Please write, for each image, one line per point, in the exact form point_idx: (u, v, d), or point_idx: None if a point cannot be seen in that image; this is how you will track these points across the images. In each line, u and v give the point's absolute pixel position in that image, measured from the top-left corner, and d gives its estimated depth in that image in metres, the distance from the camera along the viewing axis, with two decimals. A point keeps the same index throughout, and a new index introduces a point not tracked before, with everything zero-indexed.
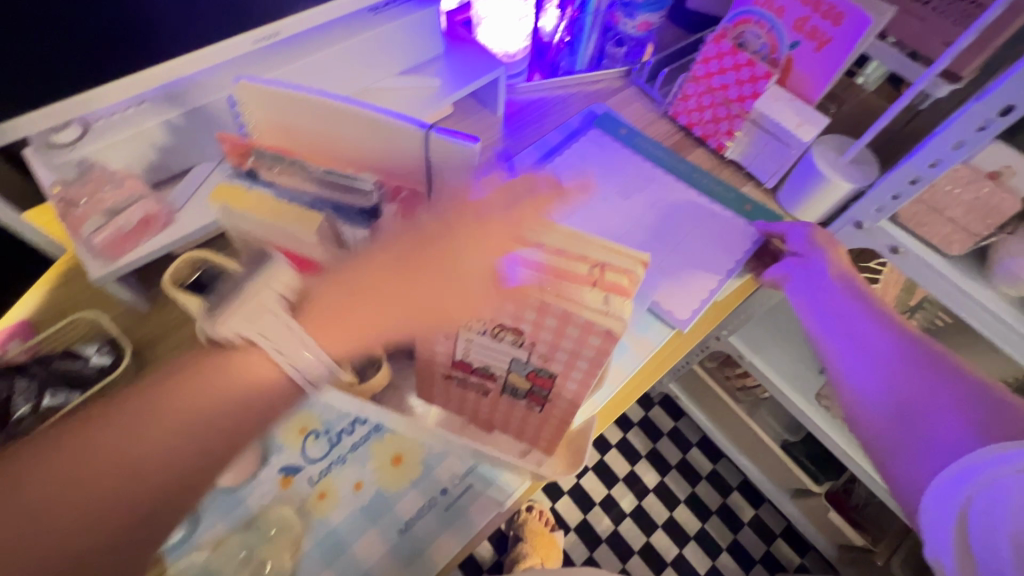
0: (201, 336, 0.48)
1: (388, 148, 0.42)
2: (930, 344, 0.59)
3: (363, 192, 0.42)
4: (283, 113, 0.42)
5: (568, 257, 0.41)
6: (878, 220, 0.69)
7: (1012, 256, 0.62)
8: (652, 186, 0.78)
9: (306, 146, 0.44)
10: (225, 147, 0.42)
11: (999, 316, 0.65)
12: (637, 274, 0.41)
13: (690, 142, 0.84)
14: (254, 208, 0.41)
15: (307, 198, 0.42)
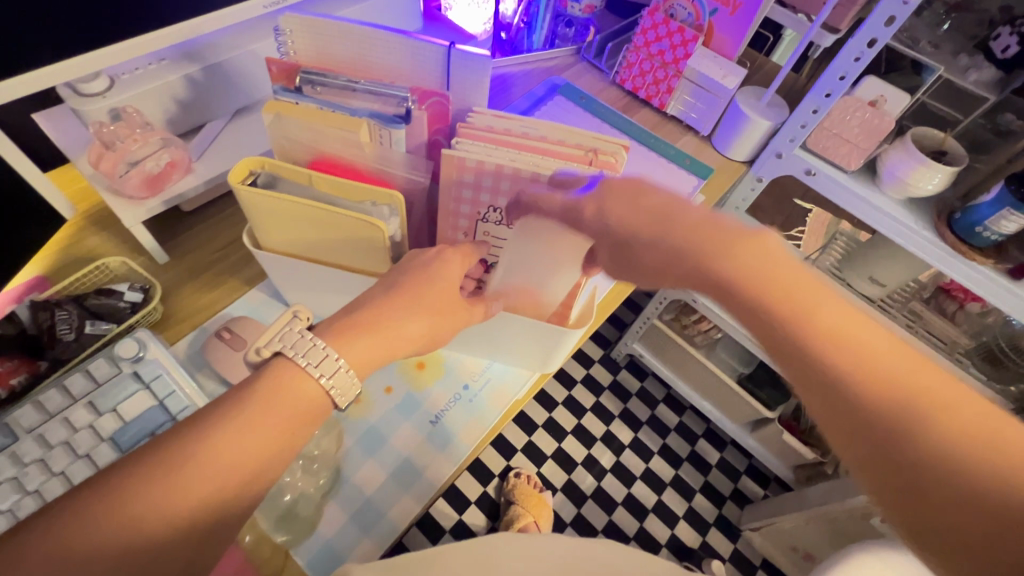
0: (245, 240, 0.54)
1: (414, 64, 0.51)
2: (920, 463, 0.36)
3: (395, 101, 0.50)
4: (322, 41, 0.50)
5: (572, 146, 0.51)
6: (792, 149, 0.85)
7: (895, 163, 0.79)
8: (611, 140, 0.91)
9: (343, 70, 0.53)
10: (272, 71, 0.50)
11: (890, 215, 0.83)
12: (621, 155, 0.51)
13: (636, 104, 0.99)
14: (302, 114, 0.48)
15: (347, 108, 0.50)
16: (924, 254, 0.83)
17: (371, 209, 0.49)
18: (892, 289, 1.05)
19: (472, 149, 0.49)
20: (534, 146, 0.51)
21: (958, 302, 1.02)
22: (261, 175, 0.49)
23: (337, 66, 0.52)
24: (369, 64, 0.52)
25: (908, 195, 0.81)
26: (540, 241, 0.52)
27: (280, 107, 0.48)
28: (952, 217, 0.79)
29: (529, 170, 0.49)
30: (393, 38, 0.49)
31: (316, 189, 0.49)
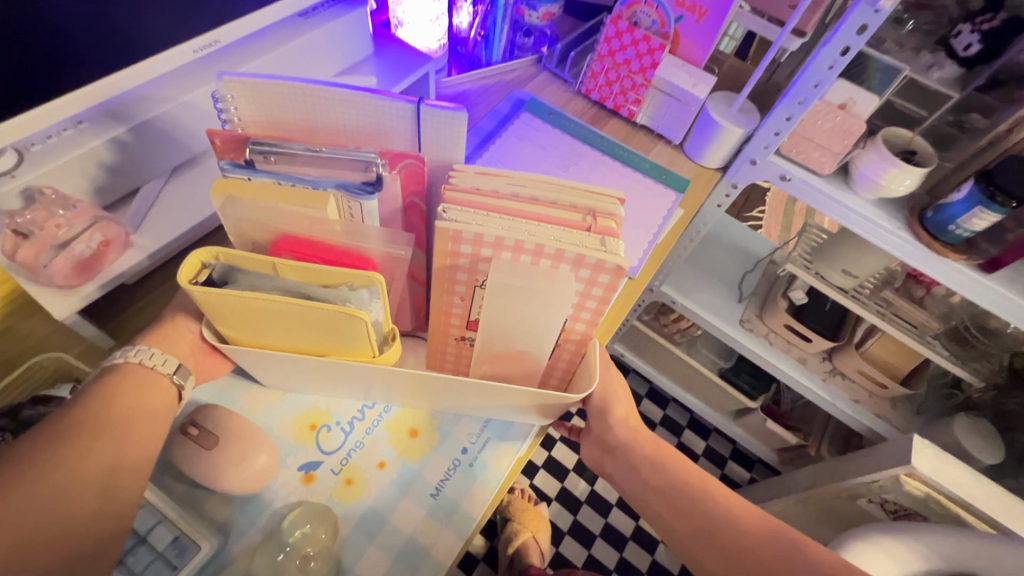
0: (208, 337, 0.48)
1: (381, 125, 0.48)
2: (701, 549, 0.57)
3: (363, 167, 0.45)
4: (269, 104, 0.46)
5: (570, 210, 0.48)
6: (767, 155, 0.84)
7: (869, 165, 0.79)
8: (585, 157, 0.87)
9: (298, 129, 0.48)
10: (214, 143, 0.44)
11: (866, 218, 0.83)
12: (620, 213, 0.48)
13: (604, 115, 0.95)
14: (263, 196, 0.43)
15: (308, 179, 0.44)
16: (897, 252, 0.84)
17: (349, 295, 0.44)
18: (860, 281, 1.07)
19: (462, 219, 0.45)
20: (518, 211, 0.47)
21: (925, 287, 1.04)
22: (217, 268, 0.43)
23: (290, 127, 0.48)
24: (327, 121, 0.47)
25: (881, 196, 0.82)
26: (538, 307, 0.48)
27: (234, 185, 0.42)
28: (923, 215, 0.80)
29: (531, 243, 0.45)
30: (355, 95, 0.45)
31: (283, 279, 0.43)
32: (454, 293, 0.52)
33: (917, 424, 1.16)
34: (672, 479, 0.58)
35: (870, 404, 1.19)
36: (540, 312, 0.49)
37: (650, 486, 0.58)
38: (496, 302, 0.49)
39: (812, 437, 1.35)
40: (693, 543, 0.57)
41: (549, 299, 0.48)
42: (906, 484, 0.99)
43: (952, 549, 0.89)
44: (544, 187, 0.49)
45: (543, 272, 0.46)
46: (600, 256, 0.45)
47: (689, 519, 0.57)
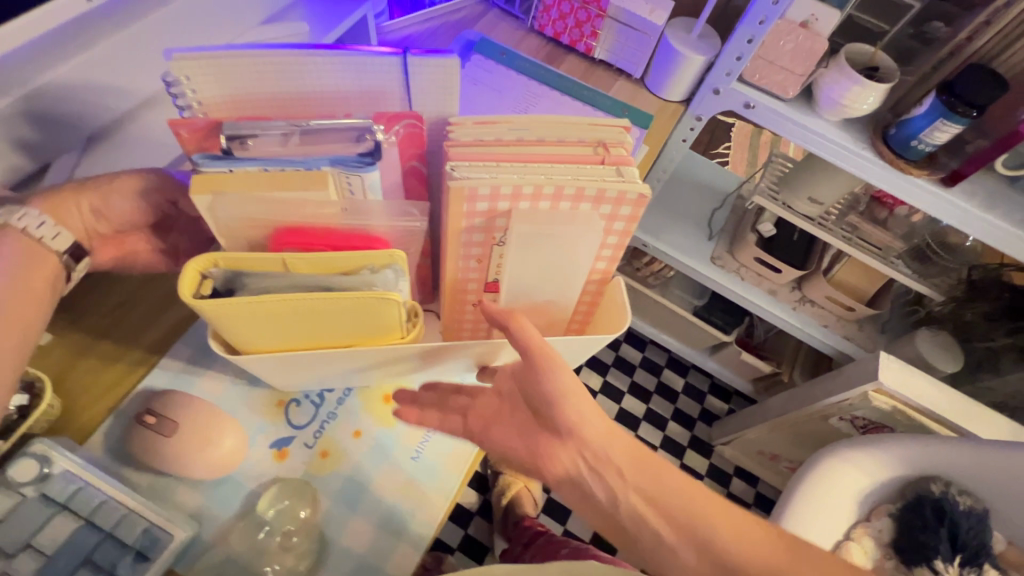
0: (215, 347, 0.45)
1: (362, 84, 0.44)
2: None
3: (353, 139, 0.42)
4: (235, 79, 0.41)
5: (578, 143, 0.45)
6: (729, 83, 0.81)
7: (832, 85, 0.76)
8: (543, 98, 0.82)
9: (271, 105, 0.44)
10: (180, 135, 0.40)
11: (830, 140, 0.81)
12: (627, 140, 0.45)
13: (560, 52, 0.90)
14: (248, 188, 0.39)
15: (298, 159, 0.40)
16: (862, 173, 0.82)
17: (373, 278, 0.42)
18: (828, 207, 1.07)
19: (474, 175, 0.42)
20: (509, 157, 0.44)
21: (888, 208, 1.06)
22: (219, 277, 0.40)
23: (261, 104, 0.44)
24: (303, 91, 0.43)
25: (845, 117, 0.80)
26: (558, 250, 0.47)
27: (213, 184, 0.38)
28: (887, 133, 0.79)
29: (551, 186, 0.42)
30: (336, 57, 0.41)
31: (295, 274, 0.41)
32: (470, 256, 0.49)
33: (883, 343, 1.19)
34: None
35: (839, 327, 1.21)
36: (562, 256, 0.48)
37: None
38: (520, 253, 0.47)
39: (786, 364, 1.39)
40: None
41: (577, 243, 0.47)
42: (874, 400, 1.03)
43: (920, 456, 0.93)
44: (547, 129, 0.45)
45: (567, 213, 0.45)
46: (620, 187, 0.43)
47: None
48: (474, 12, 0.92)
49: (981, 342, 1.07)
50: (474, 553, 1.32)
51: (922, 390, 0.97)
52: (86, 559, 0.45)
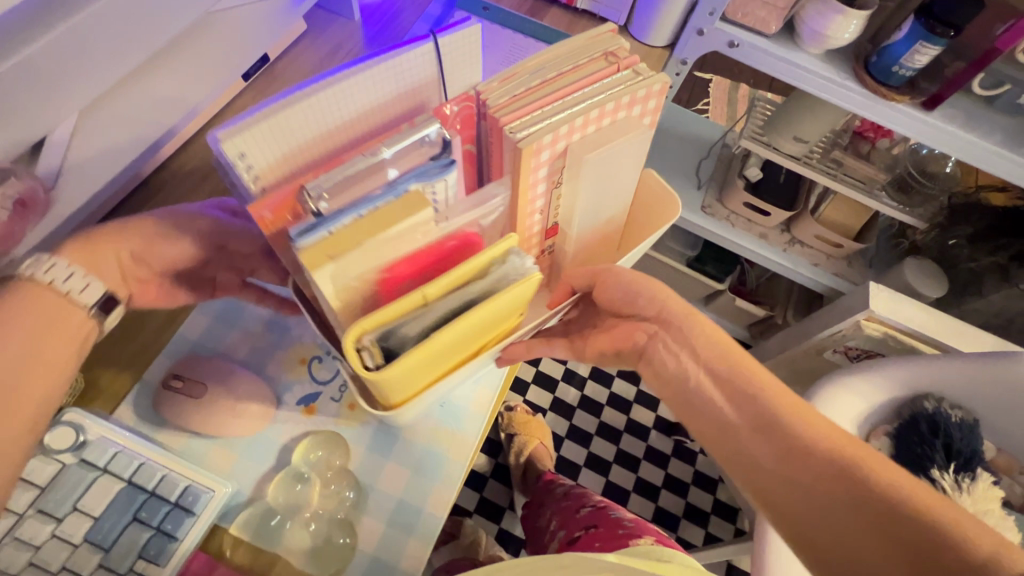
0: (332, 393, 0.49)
1: (397, 85, 0.51)
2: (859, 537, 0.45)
3: (425, 147, 0.48)
4: (285, 134, 0.46)
5: (593, 64, 0.54)
6: (712, 23, 0.82)
7: (814, 17, 0.77)
8: (530, 50, 0.83)
9: (314, 147, 0.49)
10: (260, 218, 0.44)
11: (814, 74, 0.83)
12: (620, 39, 0.55)
13: (542, 5, 0.90)
14: (359, 234, 0.42)
15: (387, 192, 0.46)
16: (846, 104, 0.84)
17: (501, 269, 0.47)
18: (813, 145, 1.09)
19: (534, 122, 0.48)
20: (550, 96, 0.51)
21: (870, 141, 1.08)
22: (370, 345, 0.43)
23: (305, 148, 0.49)
24: (343, 117, 0.49)
25: (828, 49, 0.81)
26: (609, 172, 0.55)
27: (327, 248, 0.41)
28: (868, 61, 0.81)
29: (597, 109, 0.50)
30: (375, 67, 0.48)
31: (434, 304, 0.45)
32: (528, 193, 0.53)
33: (871, 276, 1.23)
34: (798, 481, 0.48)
35: (828, 265, 1.24)
36: (610, 177, 0.56)
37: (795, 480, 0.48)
38: (579, 185, 0.54)
39: (779, 306, 1.43)
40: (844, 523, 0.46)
41: (628, 152, 0.54)
42: (866, 328, 1.07)
43: (914, 375, 0.97)
44: (564, 58, 0.54)
45: (609, 130, 0.52)
46: (646, 83, 0.52)
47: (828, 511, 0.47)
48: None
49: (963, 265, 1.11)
50: (491, 514, 1.36)
51: (911, 314, 1.02)
52: (133, 519, 0.50)
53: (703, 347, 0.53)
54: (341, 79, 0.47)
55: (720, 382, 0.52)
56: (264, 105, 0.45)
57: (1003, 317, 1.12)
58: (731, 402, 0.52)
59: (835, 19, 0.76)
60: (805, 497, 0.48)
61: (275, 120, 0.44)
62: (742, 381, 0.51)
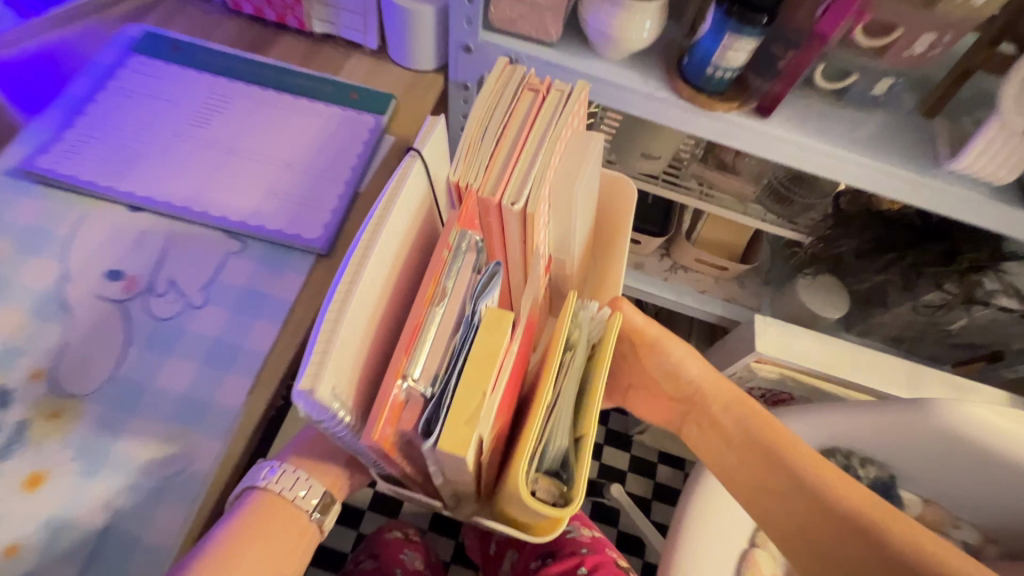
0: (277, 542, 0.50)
1: (400, 221, 0.53)
2: (831, 517, 0.60)
3: (470, 246, 0.54)
4: (347, 358, 0.45)
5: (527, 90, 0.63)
6: (476, 36, 0.63)
7: (595, 15, 0.59)
8: (232, 98, 0.67)
9: (363, 346, 0.49)
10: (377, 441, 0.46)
11: (618, 86, 0.63)
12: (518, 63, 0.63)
13: (268, 36, 0.72)
14: (475, 381, 0.48)
15: (435, 352, 0.50)
16: (668, 122, 0.65)
17: (579, 347, 0.56)
18: (668, 162, 0.90)
19: (531, 174, 0.57)
20: (516, 147, 0.58)
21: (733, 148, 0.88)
22: (541, 487, 0.52)
23: (361, 346, 0.48)
24: (366, 300, 0.48)
25: (628, 52, 0.62)
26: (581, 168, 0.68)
27: (461, 420, 0.47)
28: (682, 64, 0.62)
29: (561, 134, 0.61)
30: (359, 251, 0.48)
31: (568, 394, 0.54)
32: (534, 243, 0.64)
33: (767, 295, 1.06)
34: (799, 479, 0.61)
35: (718, 290, 1.06)
36: (590, 178, 0.70)
37: (762, 480, 0.63)
38: (581, 211, 0.69)
39: (681, 337, 1.24)
40: (802, 513, 0.61)
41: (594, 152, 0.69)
42: (759, 371, 0.90)
43: (817, 428, 0.80)
44: (510, 98, 0.60)
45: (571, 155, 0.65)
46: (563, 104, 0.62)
47: (799, 493, 0.61)
48: (120, 56, 0.70)
49: (861, 283, 0.94)
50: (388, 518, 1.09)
51: (805, 347, 0.86)
52: None
53: (725, 417, 0.65)
54: (354, 285, 0.46)
55: (726, 438, 0.65)
56: (308, 358, 0.45)
57: (919, 330, 0.96)
58: (747, 460, 0.64)
59: (621, 13, 0.57)
60: (770, 493, 0.63)
61: (341, 344, 0.45)
62: (765, 444, 0.63)
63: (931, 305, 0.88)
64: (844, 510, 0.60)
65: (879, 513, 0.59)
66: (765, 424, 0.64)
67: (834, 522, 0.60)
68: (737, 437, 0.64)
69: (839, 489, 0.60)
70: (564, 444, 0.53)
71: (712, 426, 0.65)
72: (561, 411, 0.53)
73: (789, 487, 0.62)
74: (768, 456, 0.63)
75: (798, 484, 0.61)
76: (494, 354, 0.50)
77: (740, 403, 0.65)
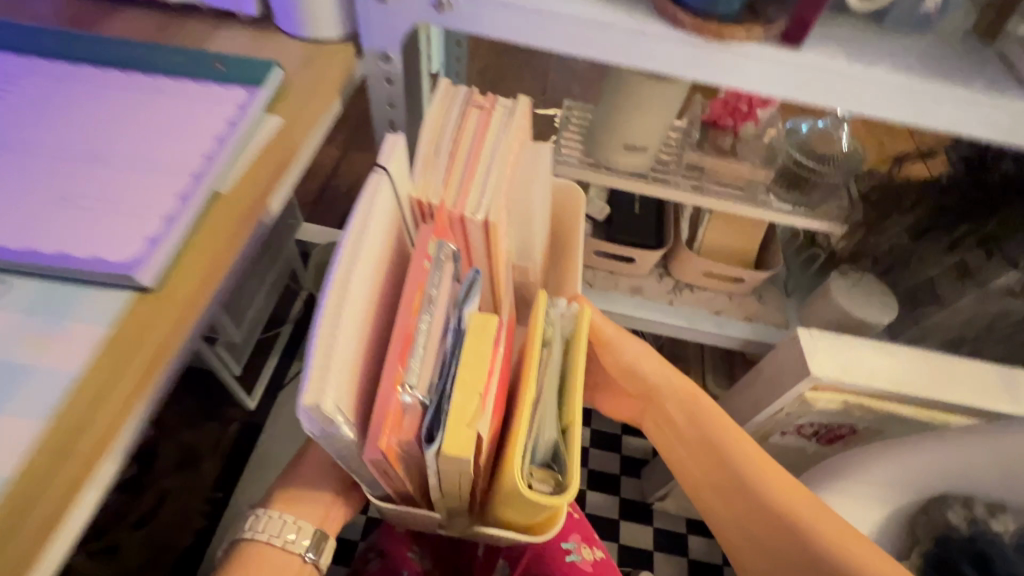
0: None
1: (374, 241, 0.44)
2: (777, 535, 0.52)
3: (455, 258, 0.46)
4: (343, 363, 0.39)
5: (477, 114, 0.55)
6: None
7: None
8: (25, 78, 0.44)
9: (360, 358, 0.42)
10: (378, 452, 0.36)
11: (592, 25, 0.46)
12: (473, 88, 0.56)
13: (106, 10, 0.52)
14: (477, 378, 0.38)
15: (436, 362, 0.40)
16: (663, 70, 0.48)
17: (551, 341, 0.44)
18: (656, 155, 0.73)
19: (487, 190, 0.49)
20: (468, 163, 0.51)
21: (731, 132, 0.74)
22: (541, 482, 0.39)
23: (350, 365, 0.40)
24: (358, 316, 0.41)
25: None
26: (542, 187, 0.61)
27: (462, 423, 0.36)
28: None
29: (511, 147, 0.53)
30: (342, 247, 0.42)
31: (546, 395, 0.41)
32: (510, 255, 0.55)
33: (793, 308, 0.88)
34: (754, 492, 0.53)
35: (735, 309, 0.86)
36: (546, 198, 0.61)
37: (717, 486, 0.55)
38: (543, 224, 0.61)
39: (692, 372, 1.02)
40: (746, 522, 0.54)
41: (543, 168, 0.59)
42: (816, 403, 0.69)
43: (912, 470, 0.61)
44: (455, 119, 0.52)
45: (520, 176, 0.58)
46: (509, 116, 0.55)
47: (747, 508, 0.53)
48: None
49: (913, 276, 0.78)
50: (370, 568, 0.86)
51: (870, 366, 0.66)
52: None
53: (677, 415, 0.56)
54: (349, 289, 0.41)
55: (686, 443, 0.56)
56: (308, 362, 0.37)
57: (983, 328, 0.78)
58: (698, 459, 0.56)
59: None
60: (728, 499, 0.55)
61: (340, 347, 0.38)
62: (718, 452, 0.54)
63: (1005, 295, 0.71)
64: (794, 527, 0.51)
65: (831, 531, 0.50)
66: (723, 428, 0.54)
67: (781, 539, 0.52)
68: (694, 442, 0.56)
69: (792, 509, 0.51)
70: (556, 439, 0.41)
71: (678, 428, 0.57)
72: (542, 406, 0.41)
73: (749, 494, 0.53)
74: (723, 464, 0.54)
75: (746, 495, 0.53)
76: (483, 358, 0.39)
77: (700, 405, 0.55)
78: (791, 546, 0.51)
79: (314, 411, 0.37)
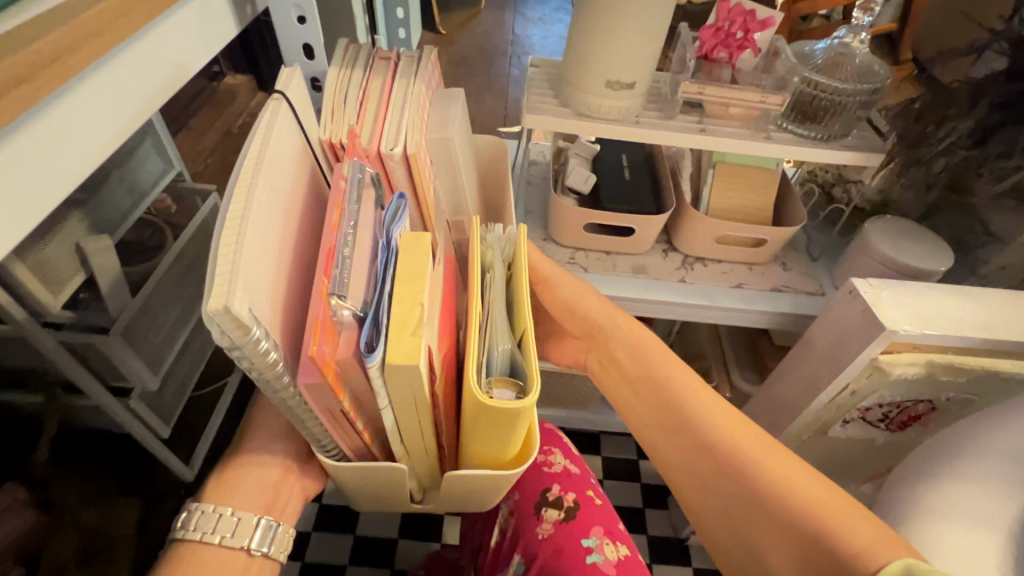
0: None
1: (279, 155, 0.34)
2: (734, 483, 0.47)
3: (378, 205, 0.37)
4: (257, 277, 0.29)
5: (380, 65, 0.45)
6: None
7: None
8: None
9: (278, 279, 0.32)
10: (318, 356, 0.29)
11: None
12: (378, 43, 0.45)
13: None
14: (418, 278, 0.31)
15: (367, 273, 0.33)
16: None
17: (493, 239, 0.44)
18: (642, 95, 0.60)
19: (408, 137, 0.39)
20: (378, 107, 0.40)
21: (727, 65, 0.62)
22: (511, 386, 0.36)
23: (259, 275, 0.30)
24: (266, 238, 0.31)
25: None
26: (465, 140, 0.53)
27: (405, 329, 0.30)
28: None
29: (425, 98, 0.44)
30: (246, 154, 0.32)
31: (494, 293, 0.40)
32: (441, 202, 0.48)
33: (824, 273, 0.74)
34: (709, 432, 0.48)
35: (758, 281, 0.72)
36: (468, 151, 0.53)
37: (675, 434, 0.50)
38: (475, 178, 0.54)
39: (714, 371, 0.86)
40: (702, 473, 0.49)
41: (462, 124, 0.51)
42: (892, 371, 0.54)
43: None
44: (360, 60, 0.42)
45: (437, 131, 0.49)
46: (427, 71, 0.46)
47: (704, 458, 0.48)
48: None
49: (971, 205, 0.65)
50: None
51: (950, 312, 0.52)
52: None
53: (624, 358, 0.53)
54: (253, 189, 0.31)
55: (638, 393, 0.53)
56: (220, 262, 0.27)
57: None
58: (646, 404, 0.52)
59: None
60: (679, 448, 0.50)
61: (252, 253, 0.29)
62: (669, 397, 0.50)
63: None
64: (752, 474, 0.46)
65: (802, 481, 0.44)
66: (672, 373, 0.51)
67: (733, 486, 0.47)
68: (649, 389, 0.52)
69: (749, 452, 0.46)
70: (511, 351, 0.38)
71: (631, 372, 0.53)
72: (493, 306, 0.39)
73: (705, 441, 0.48)
74: (675, 410, 0.50)
75: (695, 439, 0.49)
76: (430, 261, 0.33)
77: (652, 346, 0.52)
78: (749, 497, 0.46)
79: (223, 319, 0.27)
